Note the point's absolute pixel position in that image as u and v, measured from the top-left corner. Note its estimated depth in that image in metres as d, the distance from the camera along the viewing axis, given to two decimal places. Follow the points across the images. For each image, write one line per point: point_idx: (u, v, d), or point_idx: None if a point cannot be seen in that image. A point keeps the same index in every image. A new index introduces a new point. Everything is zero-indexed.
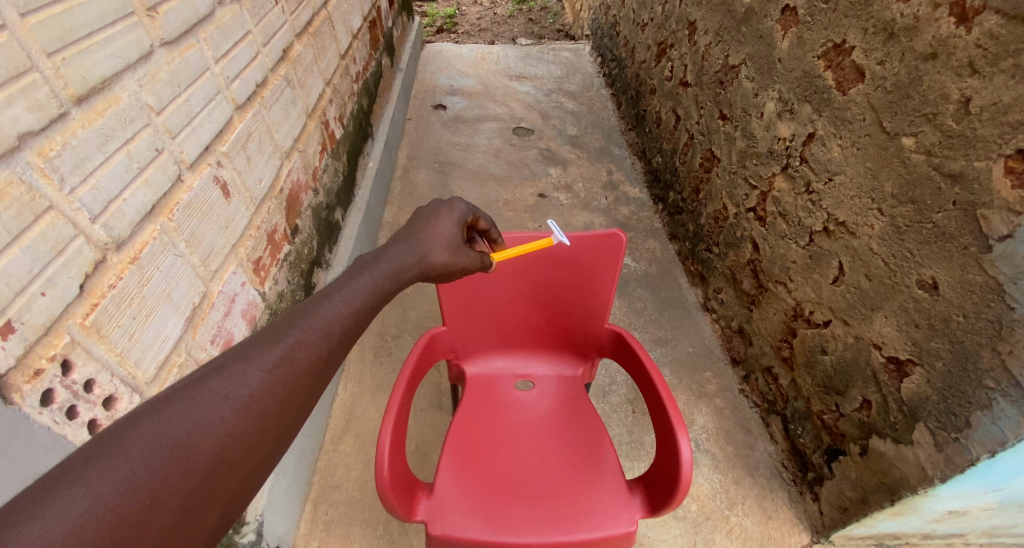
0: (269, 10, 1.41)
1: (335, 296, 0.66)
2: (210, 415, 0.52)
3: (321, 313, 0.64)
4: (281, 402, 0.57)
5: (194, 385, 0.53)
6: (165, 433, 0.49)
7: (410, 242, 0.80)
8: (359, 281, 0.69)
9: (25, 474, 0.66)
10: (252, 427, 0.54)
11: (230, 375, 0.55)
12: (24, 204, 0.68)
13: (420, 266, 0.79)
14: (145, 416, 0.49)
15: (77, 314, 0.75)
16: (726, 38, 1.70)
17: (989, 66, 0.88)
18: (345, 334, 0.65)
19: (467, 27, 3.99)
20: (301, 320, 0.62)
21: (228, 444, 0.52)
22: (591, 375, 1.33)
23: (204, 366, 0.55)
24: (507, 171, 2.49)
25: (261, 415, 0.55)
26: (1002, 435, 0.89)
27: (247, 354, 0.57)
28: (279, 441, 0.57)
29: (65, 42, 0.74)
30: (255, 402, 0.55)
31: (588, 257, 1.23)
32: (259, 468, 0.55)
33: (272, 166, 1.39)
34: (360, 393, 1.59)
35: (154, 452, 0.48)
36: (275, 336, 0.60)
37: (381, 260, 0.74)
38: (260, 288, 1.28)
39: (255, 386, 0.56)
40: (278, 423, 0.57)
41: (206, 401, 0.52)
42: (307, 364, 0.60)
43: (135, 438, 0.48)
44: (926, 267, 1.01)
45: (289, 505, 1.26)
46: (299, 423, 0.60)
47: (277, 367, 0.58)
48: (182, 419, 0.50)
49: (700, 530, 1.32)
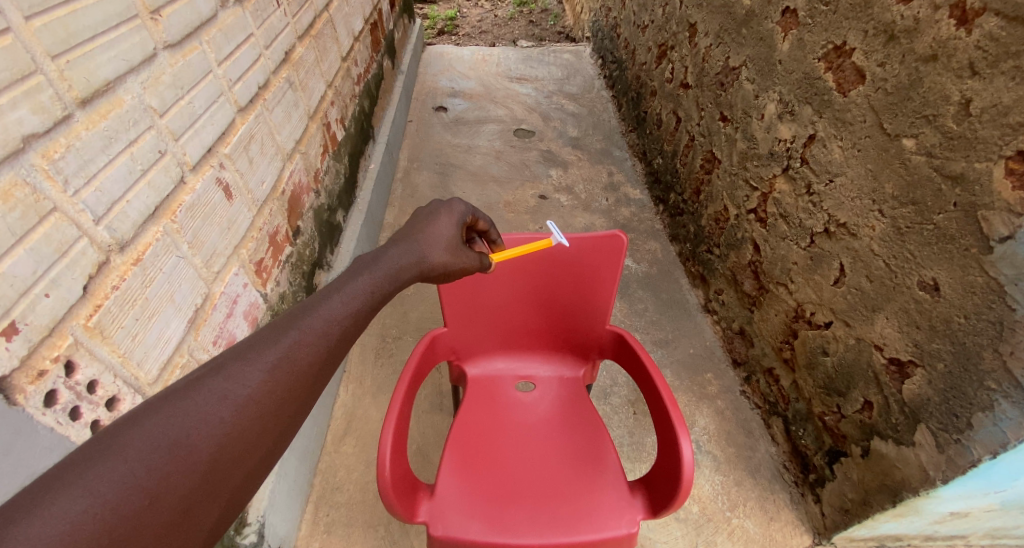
0: (271, 13, 1.42)
1: (335, 296, 0.66)
2: (209, 415, 0.52)
3: (321, 314, 0.64)
4: (280, 402, 0.57)
5: (193, 384, 0.53)
6: (164, 434, 0.49)
7: (410, 243, 0.80)
8: (359, 281, 0.69)
9: (27, 474, 0.66)
10: (251, 428, 0.54)
11: (230, 375, 0.55)
12: (28, 206, 0.68)
13: (419, 266, 0.79)
14: (144, 417, 0.49)
15: (80, 315, 0.75)
16: (726, 40, 1.71)
17: (989, 67, 0.89)
18: (344, 335, 0.65)
19: (467, 29, 3.99)
20: (300, 320, 0.62)
21: (227, 444, 0.52)
22: (591, 377, 1.33)
23: (203, 366, 0.55)
24: (507, 173, 2.50)
25: (260, 415, 0.55)
26: (1004, 437, 0.89)
27: (246, 354, 0.57)
28: (278, 441, 0.57)
29: (70, 44, 0.75)
30: (254, 402, 0.55)
31: (587, 257, 1.23)
32: (259, 467, 0.55)
33: (274, 167, 1.39)
34: (361, 394, 1.59)
35: (153, 452, 0.48)
36: (274, 335, 0.60)
37: (380, 261, 0.74)
38: (262, 289, 1.28)
39: (254, 386, 0.56)
40: (277, 422, 0.57)
41: (205, 401, 0.52)
42: (306, 365, 0.60)
43: (134, 438, 0.48)
44: (927, 268, 1.01)
45: (290, 506, 1.26)
46: (299, 423, 0.60)
47: (276, 367, 0.58)
48: (181, 419, 0.50)
49: (701, 531, 1.31)
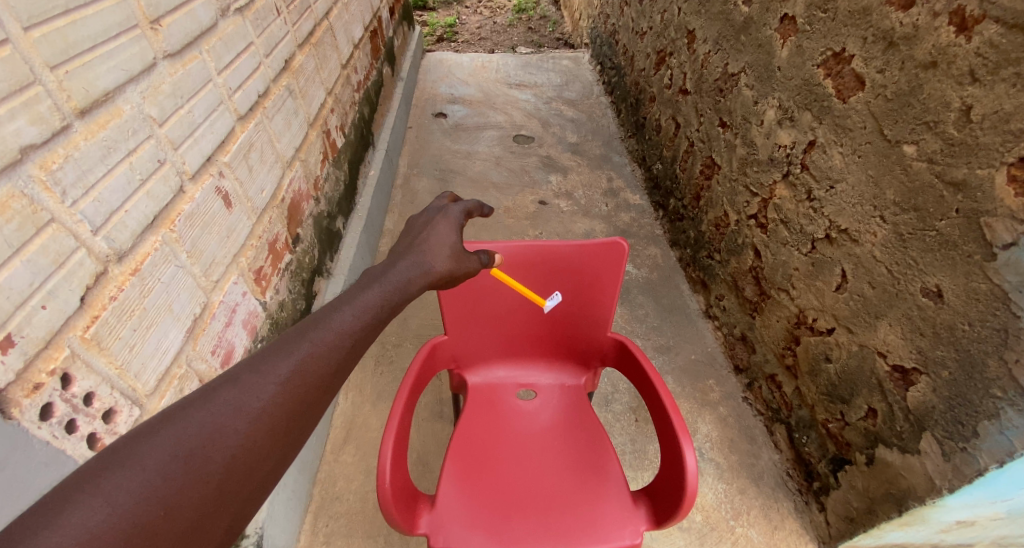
0: (271, 22, 1.42)
1: (345, 308, 0.65)
2: (223, 426, 0.51)
3: (332, 326, 0.63)
4: (293, 414, 0.56)
5: (209, 395, 0.53)
6: (181, 444, 0.49)
7: (415, 255, 0.79)
8: (369, 294, 0.69)
9: (23, 488, 0.65)
10: (263, 440, 0.54)
11: (244, 386, 0.54)
12: (25, 217, 0.68)
13: (427, 278, 0.78)
14: (162, 427, 0.49)
15: (78, 326, 0.74)
16: (726, 46, 1.71)
17: (989, 75, 0.89)
18: (356, 346, 0.64)
19: (467, 36, 4.01)
20: (313, 332, 0.61)
21: (240, 455, 0.52)
22: (593, 384, 1.32)
23: (218, 377, 0.55)
24: (507, 179, 2.50)
25: (272, 427, 0.54)
26: (1010, 445, 0.88)
27: (259, 366, 0.56)
28: (289, 452, 0.56)
29: (69, 55, 0.74)
30: (267, 414, 0.54)
31: (588, 264, 1.22)
32: (269, 479, 0.54)
33: (274, 176, 1.39)
34: (361, 402, 1.58)
35: (169, 463, 0.48)
36: (287, 347, 0.59)
37: (388, 274, 0.74)
38: (261, 298, 1.28)
39: (268, 398, 0.55)
40: (288, 434, 0.56)
41: (219, 412, 0.52)
42: (318, 377, 0.59)
43: (151, 447, 0.48)
44: (930, 275, 1.00)
45: (289, 517, 1.25)
46: (310, 434, 0.59)
47: (289, 379, 0.57)
48: (196, 430, 0.50)
49: (705, 541, 1.30)
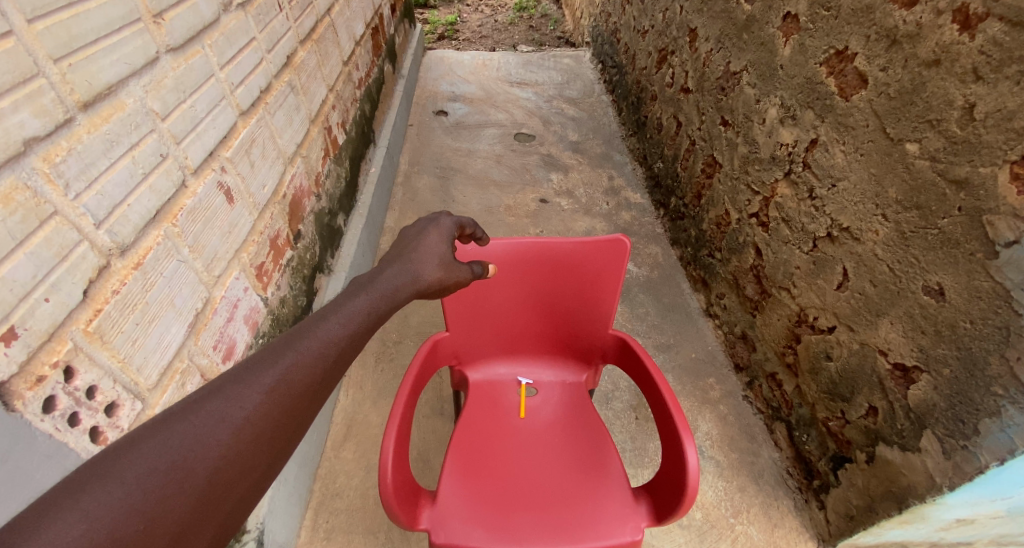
0: (273, 18, 1.42)
1: (331, 317, 0.66)
2: (206, 438, 0.51)
3: (317, 335, 0.63)
4: (277, 424, 0.56)
5: (192, 406, 0.53)
6: (162, 457, 0.49)
7: (403, 263, 0.80)
8: (356, 302, 0.69)
9: (26, 482, 0.65)
10: (246, 450, 0.54)
11: (228, 397, 0.54)
12: (29, 210, 0.68)
13: (415, 286, 0.78)
14: (143, 440, 0.49)
15: (80, 319, 0.74)
16: (727, 45, 1.72)
17: (993, 72, 0.89)
18: (342, 355, 0.64)
19: (468, 34, 4.01)
20: (298, 342, 0.62)
21: (224, 466, 0.52)
22: (593, 382, 1.32)
23: (202, 388, 0.55)
24: (509, 177, 2.50)
25: (256, 437, 0.54)
26: (1010, 443, 0.89)
27: (243, 377, 0.56)
28: (273, 461, 0.56)
29: (72, 48, 0.74)
30: (251, 424, 0.54)
31: (587, 258, 1.22)
32: (254, 489, 0.54)
33: (275, 172, 1.38)
34: (361, 398, 1.58)
35: (149, 476, 0.48)
36: (271, 358, 0.59)
37: (376, 282, 0.74)
38: (263, 293, 1.28)
39: (252, 408, 0.55)
40: (273, 444, 0.56)
41: (203, 424, 0.52)
42: (303, 386, 0.60)
43: (132, 461, 0.48)
44: (932, 273, 1.00)
45: (289, 513, 1.25)
46: (297, 442, 0.59)
47: (273, 390, 0.57)
48: (178, 442, 0.50)
49: (706, 538, 1.31)
